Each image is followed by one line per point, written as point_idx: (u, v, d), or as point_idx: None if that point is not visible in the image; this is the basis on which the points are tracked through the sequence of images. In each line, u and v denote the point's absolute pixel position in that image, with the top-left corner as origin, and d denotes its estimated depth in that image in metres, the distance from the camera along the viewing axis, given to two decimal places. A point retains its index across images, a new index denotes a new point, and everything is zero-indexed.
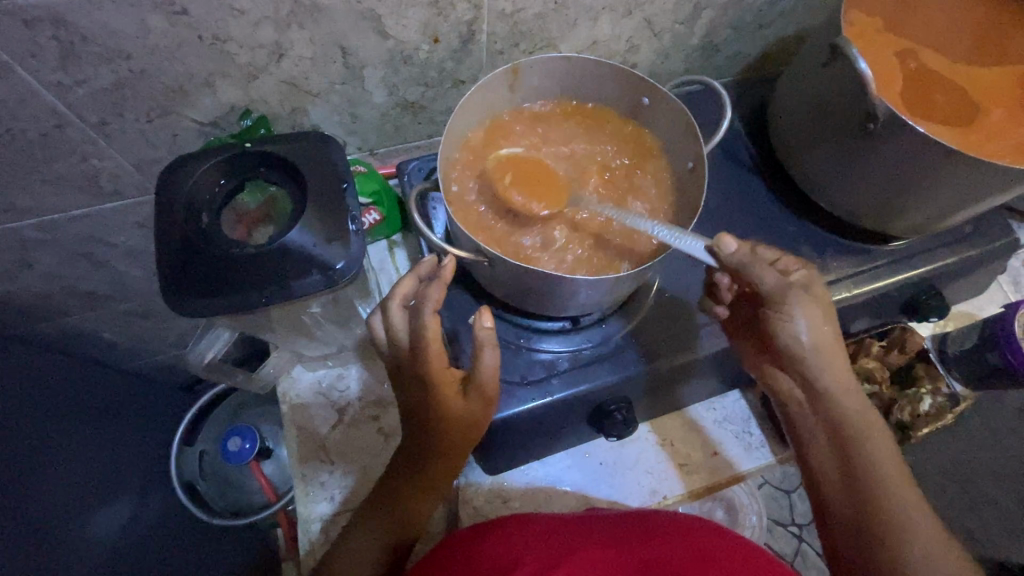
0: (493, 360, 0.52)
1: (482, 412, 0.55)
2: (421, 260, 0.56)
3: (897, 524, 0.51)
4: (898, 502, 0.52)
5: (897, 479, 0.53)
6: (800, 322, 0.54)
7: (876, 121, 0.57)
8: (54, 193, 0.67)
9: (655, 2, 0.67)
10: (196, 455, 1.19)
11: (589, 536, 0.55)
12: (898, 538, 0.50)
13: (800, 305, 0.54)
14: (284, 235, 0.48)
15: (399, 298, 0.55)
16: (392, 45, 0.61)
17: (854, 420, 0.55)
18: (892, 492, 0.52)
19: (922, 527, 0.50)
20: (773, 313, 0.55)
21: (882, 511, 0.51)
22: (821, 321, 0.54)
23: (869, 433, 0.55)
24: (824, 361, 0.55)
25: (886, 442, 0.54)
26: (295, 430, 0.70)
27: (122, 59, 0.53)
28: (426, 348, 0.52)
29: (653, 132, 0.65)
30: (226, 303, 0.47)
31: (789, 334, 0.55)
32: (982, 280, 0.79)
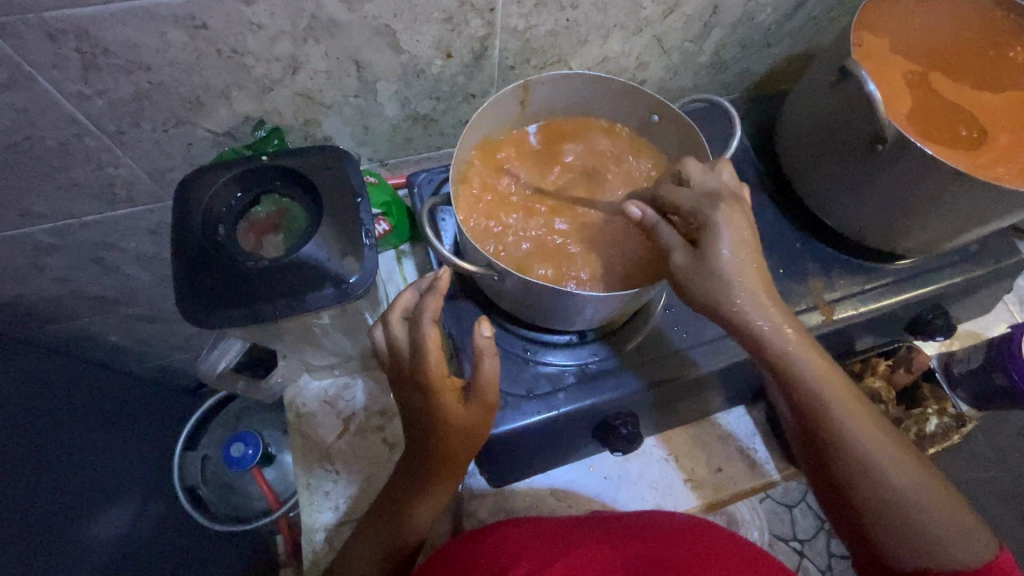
0: (492, 368, 0.53)
1: (482, 418, 0.56)
2: (423, 273, 0.58)
3: (868, 468, 0.50)
4: (862, 442, 0.50)
5: (855, 417, 0.51)
6: (714, 284, 0.49)
7: (884, 143, 0.57)
8: (67, 200, 0.68)
9: (666, 20, 0.68)
10: (199, 460, 1.19)
11: (582, 538, 0.55)
12: (874, 478, 0.50)
13: (709, 267, 0.49)
14: (299, 249, 0.48)
15: (399, 309, 0.56)
16: (406, 60, 0.62)
17: (793, 370, 0.51)
18: (856, 435, 0.50)
19: (889, 459, 0.50)
20: (688, 283, 0.50)
21: (851, 457, 0.50)
22: (735, 273, 0.49)
23: (809, 374, 0.51)
24: (752, 315, 0.50)
25: (829, 374, 0.51)
26: (300, 439, 0.70)
27: (141, 71, 0.54)
28: (426, 357, 0.52)
29: (661, 149, 0.66)
30: (240, 315, 0.47)
31: (713, 302, 0.50)
32: (988, 299, 0.79)
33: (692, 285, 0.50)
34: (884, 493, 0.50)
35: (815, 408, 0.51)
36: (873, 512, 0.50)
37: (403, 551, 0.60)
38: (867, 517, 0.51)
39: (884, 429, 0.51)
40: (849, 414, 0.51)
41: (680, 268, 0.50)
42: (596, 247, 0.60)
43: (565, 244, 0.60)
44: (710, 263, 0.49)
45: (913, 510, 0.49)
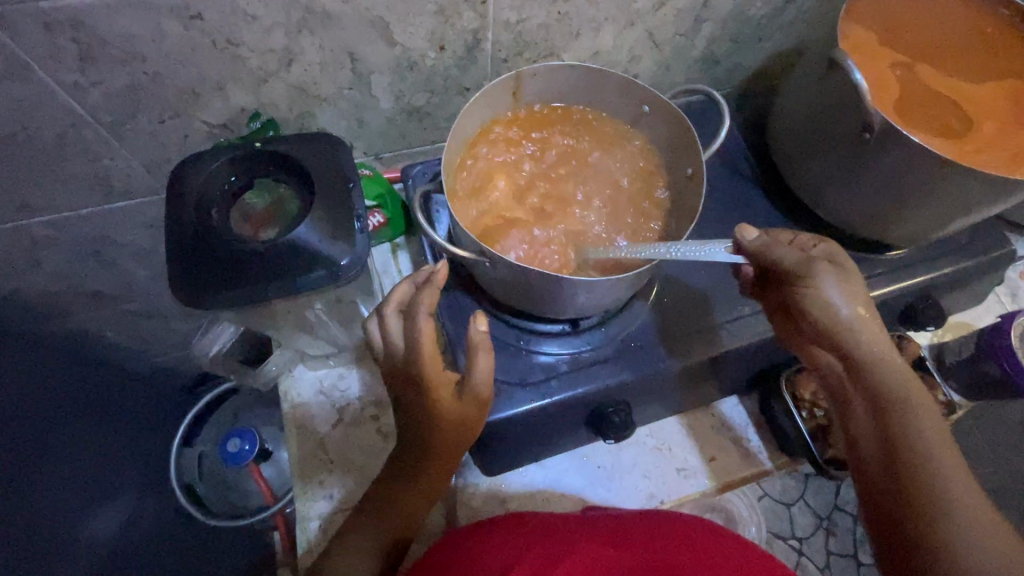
0: (487, 363, 0.54)
1: (476, 414, 0.56)
2: (419, 267, 0.59)
3: (945, 515, 0.46)
4: (951, 491, 0.47)
5: (950, 465, 0.48)
6: (829, 291, 0.53)
7: (871, 131, 0.58)
8: (65, 192, 0.69)
9: (657, 14, 0.69)
10: (196, 457, 1.19)
11: (586, 538, 0.54)
12: (959, 523, 0.46)
13: (828, 277, 0.53)
14: (291, 231, 0.49)
15: (395, 302, 0.57)
16: (399, 52, 0.63)
17: (893, 395, 0.52)
18: (947, 483, 0.47)
19: (973, 519, 0.46)
20: (803, 284, 0.54)
21: (931, 498, 0.47)
22: (851, 291, 0.53)
23: (910, 407, 0.51)
24: (862, 333, 0.53)
25: (935, 424, 0.50)
26: (295, 428, 0.70)
27: (137, 62, 0.55)
28: (421, 351, 0.53)
29: (652, 140, 0.66)
30: (233, 296, 0.47)
31: (822, 307, 0.54)
32: (978, 292, 0.80)
33: (806, 285, 0.54)
34: (955, 543, 0.45)
35: (905, 439, 0.50)
36: (937, 558, 0.46)
37: (400, 543, 0.61)
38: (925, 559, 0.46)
39: (982, 495, 0.47)
40: (945, 466, 0.48)
41: (797, 271, 0.54)
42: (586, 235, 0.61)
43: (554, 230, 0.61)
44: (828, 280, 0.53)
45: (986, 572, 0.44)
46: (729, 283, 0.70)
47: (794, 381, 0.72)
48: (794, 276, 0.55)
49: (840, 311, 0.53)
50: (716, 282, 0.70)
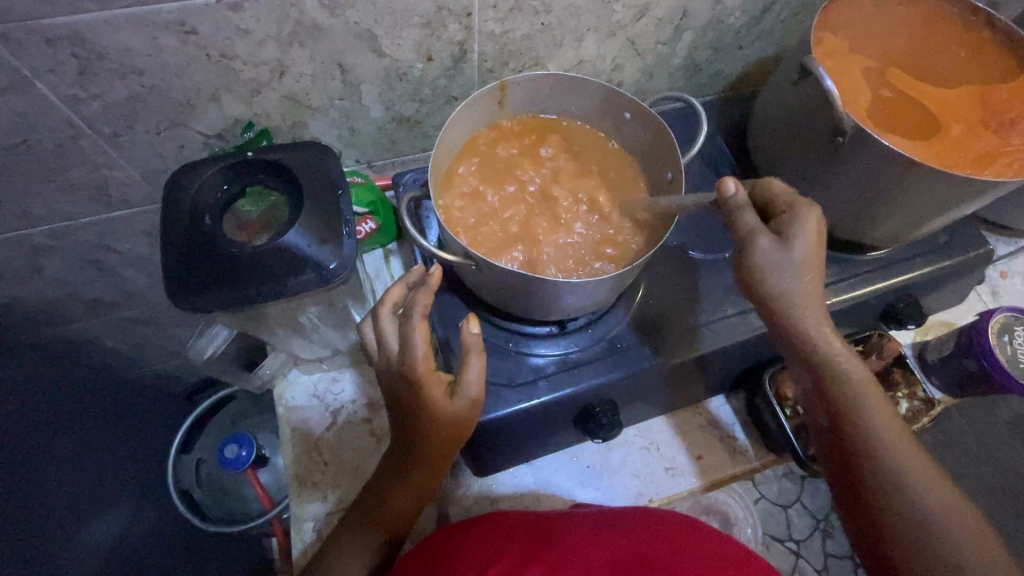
0: (478, 366, 0.55)
1: (468, 413, 0.57)
2: (409, 269, 0.61)
3: (891, 472, 0.52)
4: (887, 441, 0.53)
5: (886, 424, 0.53)
6: (777, 266, 0.52)
7: (844, 135, 0.60)
8: (65, 201, 0.71)
9: (638, 24, 0.71)
10: (194, 463, 1.20)
11: (572, 532, 0.57)
12: (899, 482, 0.52)
13: (777, 251, 0.51)
14: (282, 236, 0.50)
15: (388, 304, 0.58)
16: (388, 63, 0.65)
17: (833, 362, 0.54)
18: (883, 434, 0.53)
19: (916, 473, 0.52)
20: (749, 259, 0.52)
21: (879, 456, 0.53)
22: (800, 264, 0.52)
23: (845, 368, 0.54)
24: (804, 304, 0.53)
25: (864, 378, 0.54)
26: (289, 432, 0.72)
27: (134, 75, 0.57)
28: (414, 351, 0.54)
29: (633, 145, 0.69)
30: (225, 298, 0.49)
31: (770, 283, 0.52)
32: (958, 290, 0.82)
33: (750, 260, 0.52)
34: (898, 490, 0.52)
35: (845, 400, 0.54)
36: (885, 506, 0.52)
37: (393, 541, 0.62)
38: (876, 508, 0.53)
39: (914, 446, 0.53)
40: (879, 417, 0.53)
41: (745, 245, 0.52)
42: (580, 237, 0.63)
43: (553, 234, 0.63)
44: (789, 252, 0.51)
45: (924, 512, 0.51)
46: (712, 283, 0.72)
47: (776, 379, 0.73)
48: (742, 249, 0.53)
49: (793, 285, 0.52)
50: (701, 283, 0.72)
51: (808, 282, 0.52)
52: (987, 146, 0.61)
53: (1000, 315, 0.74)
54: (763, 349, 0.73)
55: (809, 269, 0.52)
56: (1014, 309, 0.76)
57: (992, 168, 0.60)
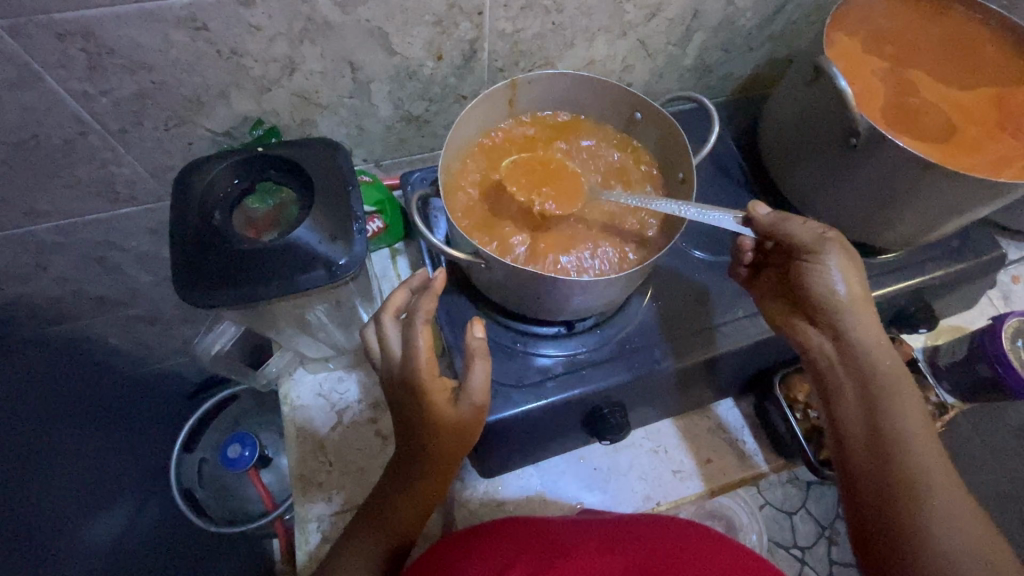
0: (484, 372, 0.55)
1: (473, 420, 0.56)
2: (413, 273, 0.60)
3: (923, 491, 0.50)
4: (925, 471, 0.51)
5: (928, 456, 0.52)
6: (833, 270, 0.56)
7: (858, 136, 0.60)
8: (72, 198, 0.70)
9: (649, 24, 0.71)
10: (196, 463, 1.19)
11: (584, 543, 0.55)
12: (928, 505, 0.50)
13: (834, 258, 0.56)
14: (292, 232, 0.49)
15: (391, 309, 0.58)
16: (398, 62, 0.65)
17: (880, 377, 0.55)
18: (924, 464, 0.51)
19: (951, 507, 0.49)
20: (804, 260, 0.57)
21: (912, 477, 0.51)
22: (854, 275, 0.56)
23: (896, 391, 0.54)
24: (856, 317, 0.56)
25: (918, 409, 0.54)
26: (295, 431, 0.71)
27: (144, 71, 0.57)
28: (416, 355, 0.54)
29: (644, 145, 0.68)
30: (234, 295, 0.47)
31: (824, 286, 0.57)
32: (970, 294, 0.81)
33: (811, 263, 0.57)
34: (925, 514, 0.49)
35: (886, 419, 0.54)
36: (905, 524, 0.50)
37: (397, 553, 0.60)
38: (894, 521, 0.51)
39: (959, 489, 0.51)
40: (922, 447, 0.52)
41: (806, 248, 0.57)
42: (580, 220, 0.64)
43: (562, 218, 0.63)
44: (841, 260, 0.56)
45: (948, 542, 0.48)
46: (723, 285, 0.71)
47: (787, 382, 0.72)
48: (801, 250, 0.57)
49: (843, 292, 0.56)
50: (711, 285, 0.72)
51: (856, 295, 0.56)
52: (1004, 148, 0.61)
53: (1015, 318, 0.73)
54: (773, 352, 0.72)
55: (857, 283, 0.56)
56: None
57: (1009, 170, 0.59)
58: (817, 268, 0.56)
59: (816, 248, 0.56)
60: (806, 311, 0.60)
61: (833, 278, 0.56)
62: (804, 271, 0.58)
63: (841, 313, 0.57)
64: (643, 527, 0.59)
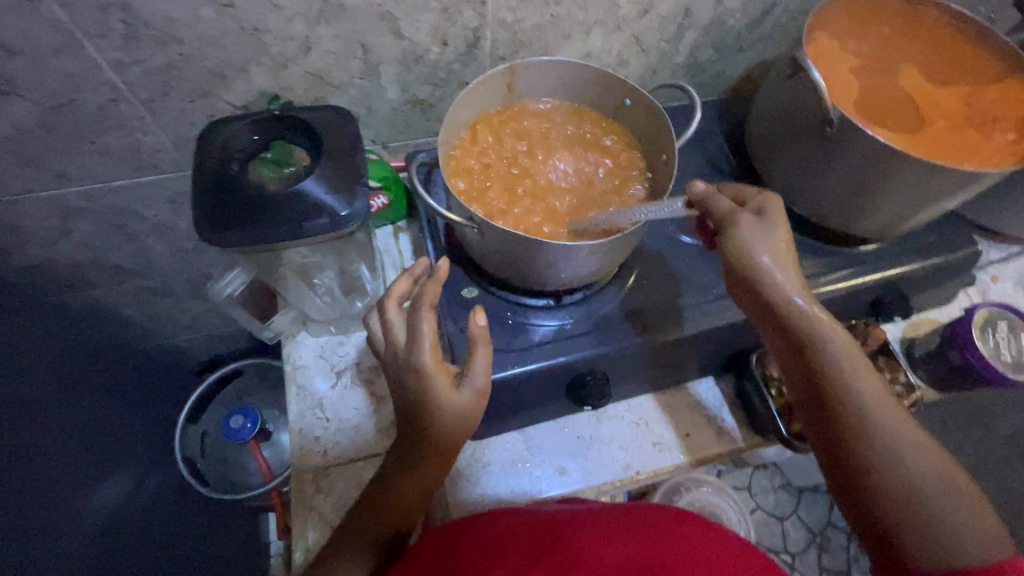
0: (485, 356, 0.58)
1: (475, 406, 0.58)
2: (414, 262, 0.64)
3: (877, 441, 0.53)
4: (873, 414, 0.53)
5: (869, 399, 0.54)
6: (751, 239, 0.56)
7: (831, 125, 0.64)
8: (100, 163, 0.76)
9: (642, 20, 0.76)
10: (198, 436, 1.26)
11: (583, 530, 0.54)
12: (886, 453, 0.52)
13: (750, 226, 0.57)
14: (300, 183, 0.53)
15: (395, 297, 0.61)
16: (406, 45, 0.70)
17: (812, 335, 0.55)
18: (868, 407, 0.54)
19: (905, 445, 0.52)
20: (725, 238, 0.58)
21: (861, 429, 0.53)
22: (771, 241, 0.56)
23: (829, 344, 0.55)
24: (781, 281, 0.56)
25: (853, 352, 0.55)
26: (295, 389, 0.75)
27: (174, 44, 0.62)
28: (421, 343, 0.56)
29: (633, 131, 0.73)
30: (245, 236, 0.51)
31: (746, 255, 0.56)
32: (946, 289, 0.84)
33: (732, 242, 0.57)
34: (887, 466, 0.52)
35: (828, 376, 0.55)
36: (866, 473, 0.53)
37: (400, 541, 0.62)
38: (861, 473, 0.53)
39: (903, 420, 0.54)
40: (865, 388, 0.54)
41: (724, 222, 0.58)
42: (568, 196, 0.68)
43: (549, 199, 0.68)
44: (760, 233, 0.56)
45: (912, 475, 0.51)
46: (705, 267, 0.75)
47: (765, 361, 0.75)
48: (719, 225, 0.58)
49: (768, 264, 0.56)
50: (694, 266, 0.75)
51: (779, 262, 0.56)
52: (970, 139, 0.65)
53: (981, 310, 0.76)
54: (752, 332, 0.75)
55: (780, 249, 0.56)
56: (997, 305, 0.78)
57: (973, 160, 0.63)
58: (738, 246, 0.57)
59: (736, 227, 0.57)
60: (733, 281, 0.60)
61: (757, 250, 0.56)
62: (727, 251, 0.57)
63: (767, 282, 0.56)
64: (659, 513, 0.58)
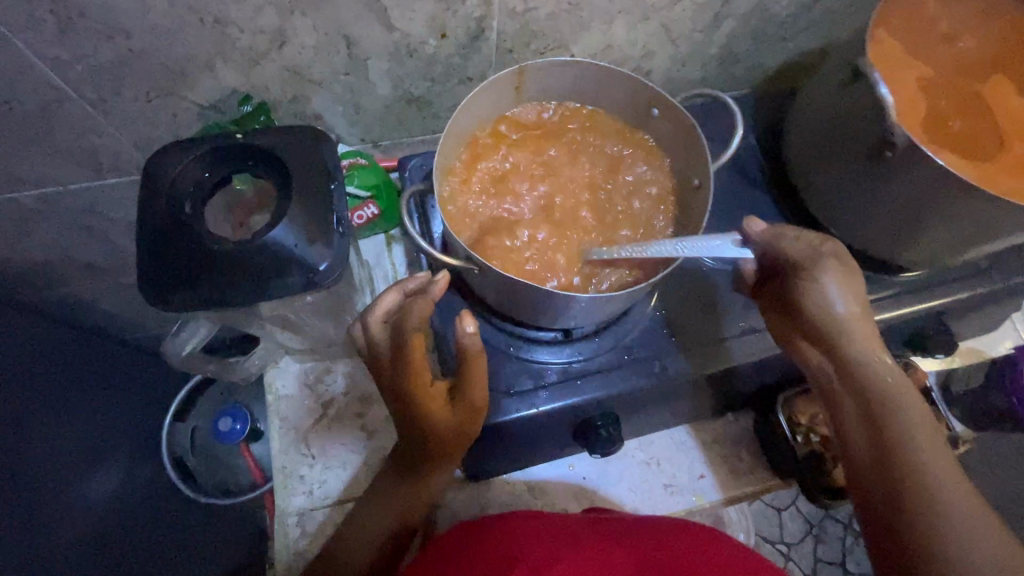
0: (479, 373, 0.52)
1: (469, 420, 0.54)
2: (411, 275, 0.55)
3: (939, 514, 0.46)
4: (940, 490, 0.47)
5: (938, 471, 0.48)
6: (827, 284, 0.54)
7: (893, 150, 0.55)
8: (53, 166, 0.67)
9: (674, 8, 0.65)
10: (189, 432, 1.21)
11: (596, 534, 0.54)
12: (945, 528, 0.45)
13: (835, 280, 0.54)
14: (266, 232, 0.45)
15: (381, 310, 0.54)
16: (398, 38, 0.60)
17: (884, 392, 0.52)
18: (937, 479, 0.47)
19: (972, 528, 0.45)
20: (799, 278, 0.55)
21: (920, 496, 0.47)
22: (853, 293, 0.54)
23: (901, 408, 0.51)
24: (852, 330, 0.54)
25: (928, 423, 0.50)
26: (278, 422, 0.69)
27: (121, 37, 0.52)
28: (408, 363, 0.51)
29: (658, 143, 0.63)
30: (201, 299, 0.44)
31: (818, 299, 0.55)
32: (991, 317, 0.76)
33: (803, 285, 0.55)
34: (943, 542, 0.45)
35: (890, 437, 0.50)
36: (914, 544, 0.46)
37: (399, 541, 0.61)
38: (909, 544, 0.46)
39: (979, 507, 0.46)
40: (936, 457, 0.48)
41: (796, 265, 0.55)
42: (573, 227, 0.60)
43: (567, 225, 0.60)
44: (838, 276, 0.54)
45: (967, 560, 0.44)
46: (730, 297, 0.68)
47: (791, 404, 0.68)
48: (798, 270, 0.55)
49: (838, 308, 0.54)
50: (720, 297, 0.68)
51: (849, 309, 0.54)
52: None
53: None
54: (780, 369, 0.68)
55: (854, 296, 0.54)
56: None
57: None
58: (807, 286, 0.55)
59: (813, 265, 0.54)
60: (802, 330, 0.58)
61: (826, 293, 0.54)
62: (796, 293, 0.56)
63: (840, 330, 0.54)
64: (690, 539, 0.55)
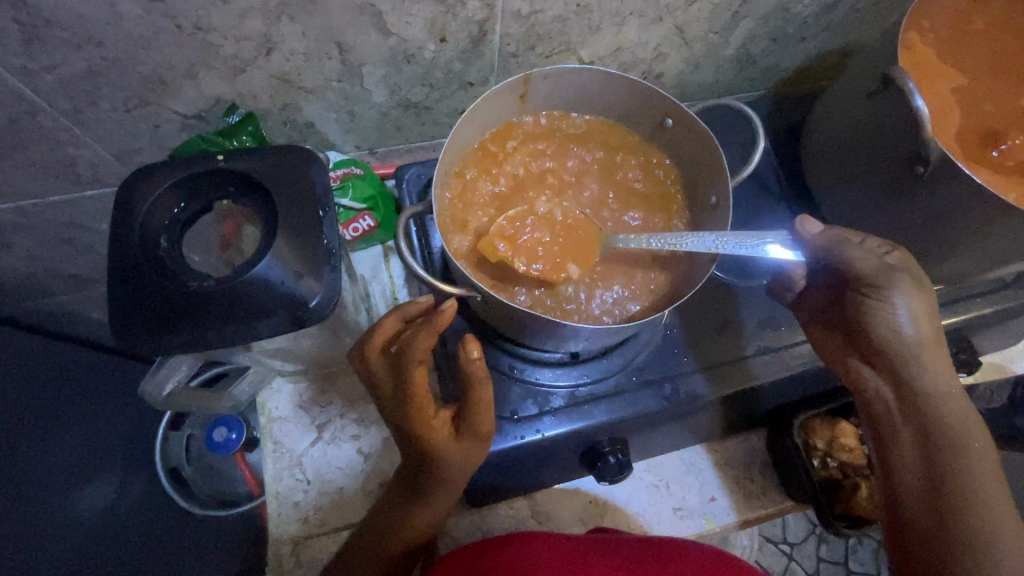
0: (486, 404, 0.49)
1: (476, 452, 0.51)
2: (411, 300, 0.52)
3: (991, 555, 0.47)
4: (991, 530, 0.48)
5: (991, 512, 0.48)
6: (902, 309, 0.50)
7: (925, 165, 0.51)
8: (29, 178, 0.63)
9: (690, 9, 0.61)
10: (183, 440, 1.06)
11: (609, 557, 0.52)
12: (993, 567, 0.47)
13: (909, 298, 0.49)
14: (249, 268, 0.42)
15: (381, 340, 0.51)
16: (394, 43, 0.55)
17: (946, 427, 0.50)
18: (992, 521, 0.48)
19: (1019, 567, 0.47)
20: (868, 297, 0.51)
21: (971, 535, 0.48)
22: (925, 315, 0.50)
23: (964, 445, 0.50)
24: (922, 358, 0.50)
25: (986, 463, 0.50)
26: (271, 445, 0.66)
27: (92, 46, 0.48)
28: (410, 395, 0.48)
29: (671, 155, 0.60)
30: (180, 340, 0.42)
31: (889, 324, 0.50)
32: (1015, 331, 0.73)
33: (874, 307, 0.51)
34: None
35: (952, 474, 0.50)
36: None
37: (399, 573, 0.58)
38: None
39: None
40: (990, 497, 0.49)
41: (870, 283, 0.50)
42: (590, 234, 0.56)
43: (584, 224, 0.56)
44: (914, 298, 0.49)
45: None
46: (745, 315, 0.64)
47: (809, 428, 0.67)
48: (866, 285, 0.50)
49: (910, 333, 0.50)
50: (734, 316, 0.64)
51: (921, 336, 0.50)
52: None
53: None
54: (796, 389, 0.65)
55: (926, 321, 0.50)
56: None
57: None
58: (880, 306, 0.50)
59: (889, 283, 0.49)
60: (860, 349, 0.54)
61: (901, 317, 0.50)
62: (865, 313, 0.51)
63: (911, 359, 0.51)
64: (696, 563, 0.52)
